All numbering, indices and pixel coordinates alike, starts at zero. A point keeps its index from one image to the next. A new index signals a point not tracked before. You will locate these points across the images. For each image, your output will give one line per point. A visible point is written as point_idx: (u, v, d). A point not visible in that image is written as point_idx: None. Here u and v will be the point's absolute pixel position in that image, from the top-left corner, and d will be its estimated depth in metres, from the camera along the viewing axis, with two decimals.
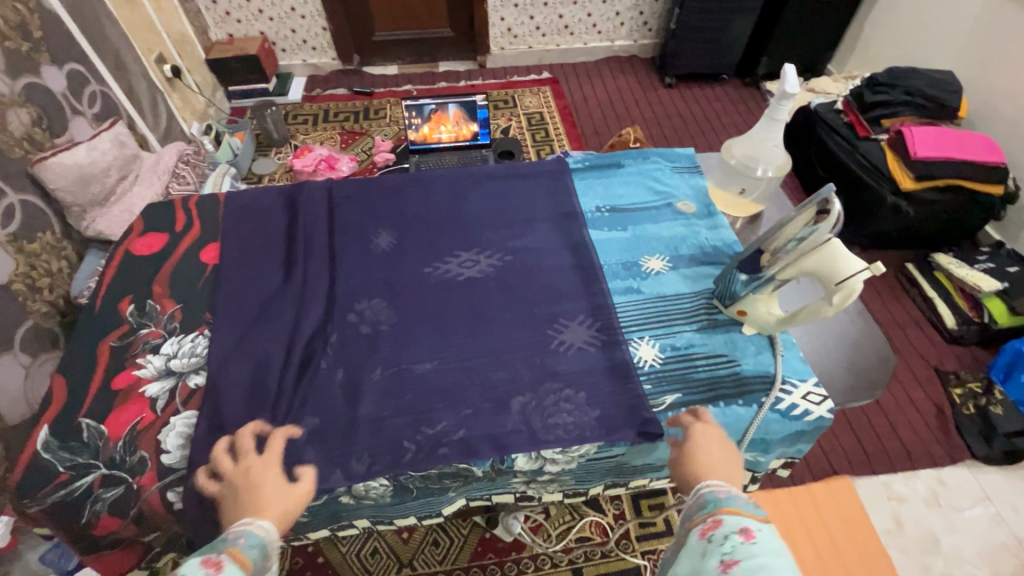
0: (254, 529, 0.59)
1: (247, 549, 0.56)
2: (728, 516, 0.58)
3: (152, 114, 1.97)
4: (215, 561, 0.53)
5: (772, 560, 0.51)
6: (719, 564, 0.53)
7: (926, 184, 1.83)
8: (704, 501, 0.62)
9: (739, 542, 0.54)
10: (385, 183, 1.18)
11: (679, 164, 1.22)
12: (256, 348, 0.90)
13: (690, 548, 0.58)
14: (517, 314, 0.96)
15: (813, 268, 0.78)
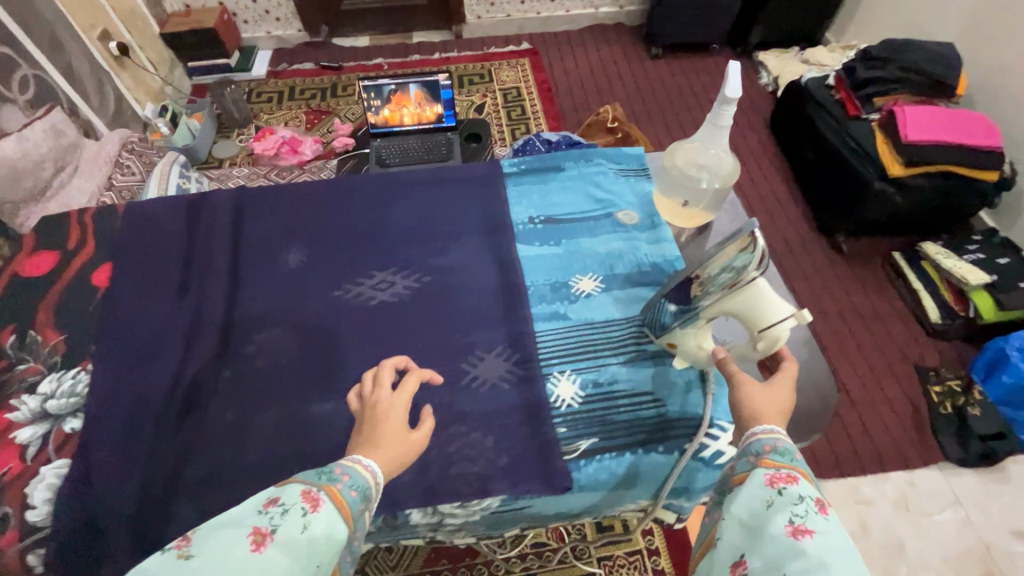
0: (359, 469, 0.60)
1: (347, 492, 0.57)
2: (804, 482, 0.56)
3: (99, 97, 1.81)
4: (318, 495, 0.54)
5: (843, 539, 0.50)
6: (787, 524, 0.51)
7: (917, 169, 1.66)
8: (778, 449, 0.60)
9: (815, 512, 0.52)
10: (303, 190, 1.09)
11: (625, 167, 1.12)
12: (136, 389, 0.83)
13: (753, 489, 0.57)
14: (429, 344, 0.88)
15: (739, 311, 0.70)
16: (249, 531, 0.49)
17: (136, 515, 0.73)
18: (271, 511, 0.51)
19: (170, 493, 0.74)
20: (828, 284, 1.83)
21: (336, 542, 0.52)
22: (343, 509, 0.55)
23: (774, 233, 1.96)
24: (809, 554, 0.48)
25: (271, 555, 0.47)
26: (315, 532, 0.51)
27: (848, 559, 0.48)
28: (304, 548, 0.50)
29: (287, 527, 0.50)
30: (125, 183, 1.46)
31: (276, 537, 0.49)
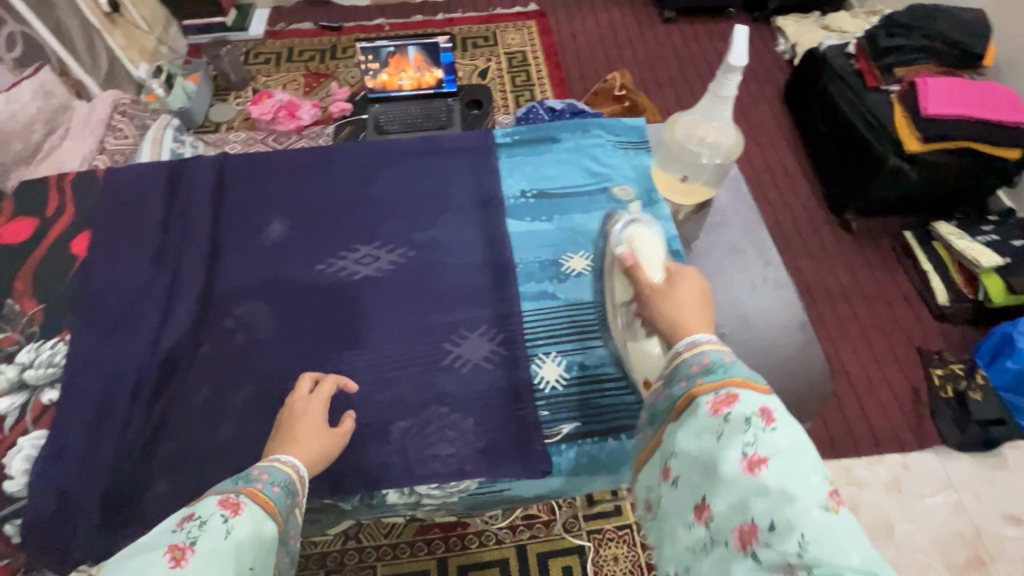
0: (277, 467, 0.59)
1: (269, 490, 0.56)
2: (744, 392, 0.51)
3: (89, 54, 1.74)
4: (237, 499, 0.53)
5: (795, 450, 0.46)
6: (742, 460, 0.47)
7: (935, 146, 1.58)
8: (708, 364, 0.55)
9: (763, 431, 0.48)
10: (286, 159, 1.05)
11: (625, 138, 1.07)
12: (113, 361, 0.83)
13: (698, 423, 0.52)
14: (411, 322, 0.87)
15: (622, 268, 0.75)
16: (165, 550, 0.46)
17: (112, 488, 0.74)
18: (187, 526, 0.49)
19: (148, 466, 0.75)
20: (833, 264, 1.77)
21: (264, 540, 0.52)
22: (268, 506, 0.54)
23: (780, 209, 1.89)
24: (769, 491, 0.44)
25: (196, 567, 0.45)
26: (239, 535, 0.50)
27: (810, 479, 0.44)
28: (233, 551, 0.48)
29: (209, 536, 0.48)
30: (116, 148, 1.36)
31: (198, 547, 0.47)
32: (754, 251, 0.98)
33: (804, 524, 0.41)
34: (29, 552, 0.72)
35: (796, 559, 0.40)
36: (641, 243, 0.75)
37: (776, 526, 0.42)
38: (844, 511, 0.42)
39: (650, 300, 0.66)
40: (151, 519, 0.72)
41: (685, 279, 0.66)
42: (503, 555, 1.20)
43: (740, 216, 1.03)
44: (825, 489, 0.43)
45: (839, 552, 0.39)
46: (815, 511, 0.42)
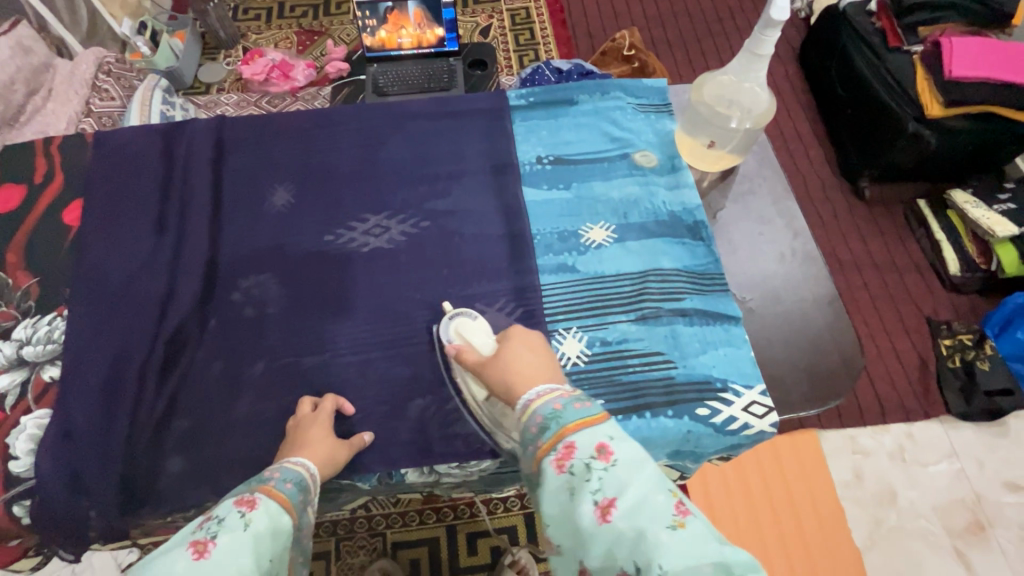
0: (289, 467, 0.60)
1: (282, 486, 0.57)
2: (578, 437, 0.52)
3: (68, 7, 1.61)
4: (251, 496, 0.53)
5: (637, 476, 0.49)
6: (595, 510, 0.48)
7: (955, 111, 1.50)
8: (542, 421, 0.55)
9: (606, 471, 0.49)
10: (285, 122, 0.99)
11: (646, 101, 1.00)
12: (115, 336, 0.79)
13: (551, 488, 0.51)
14: (428, 297, 0.83)
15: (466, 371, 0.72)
16: (186, 545, 0.46)
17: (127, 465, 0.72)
18: (205, 524, 0.49)
19: (159, 444, 0.73)
20: (844, 233, 1.73)
21: (281, 532, 0.52)
22: (284, 500, 0.55)
23: (794, 176, 1.83)
24: (625, 533, 0.46)
25: (219, 558, 0.46)
26: (259, 527, 0.50)
27: (654, 503, 0.47)
28: (252, 544, 0.48)
29: (228, 532, 0.48)
30: (102, 110, 1.28)
31: (218, 541, 0.47)
32: (781, 221, 0.95)
33: (663, 554, 0.44)
34: (43, 531, 0.70)
35: None
36: (471, 330, 0.75)
37: (642, 567, 0.44)
38: (688, 521, 0.46)
39: (491, 379, 0.65)
40: (165, 497, 0.71)
41: (511, 339, 0.68)
42: (512, 522, 1.21)
43: (768, 184, 0.99)
44: (669, 505, 0.47)
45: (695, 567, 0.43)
46: (666, 536, 0.45)
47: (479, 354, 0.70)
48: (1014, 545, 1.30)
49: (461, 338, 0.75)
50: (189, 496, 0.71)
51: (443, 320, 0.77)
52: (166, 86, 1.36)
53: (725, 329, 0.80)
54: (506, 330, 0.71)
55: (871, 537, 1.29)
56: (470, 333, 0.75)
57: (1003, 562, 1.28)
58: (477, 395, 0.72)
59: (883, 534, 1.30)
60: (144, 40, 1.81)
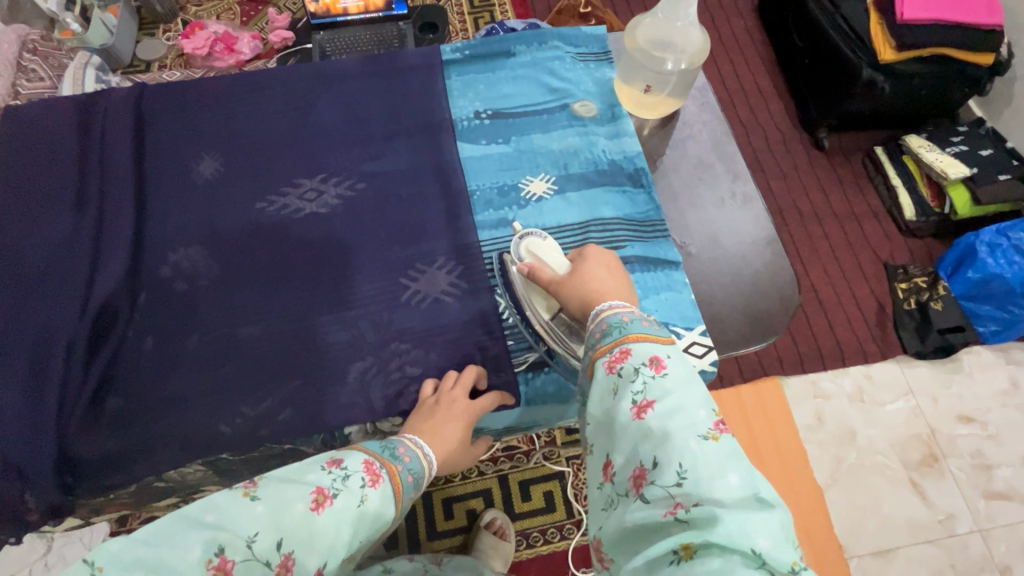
0: (418, 455, 0.61)
1: (404, 475, 0.58)
2: (637, 346, 0.53)
3: None
4: (379, 469, 0.55)
5: (683, 391, 0.49)
6: (632, 407, 0.49)
7: (908, 55, 1.46)
8: (607, 327, 0.56)
9: (652, 378, 0.50)
10: (212, 88, 0.94)
11: (585, 50, 0.98)
12: (40, 316, 0.76)
13: (599, 385, 0.54)
14: (366, 258, 0.81)
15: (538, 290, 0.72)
16: (312, 488, 0.50)
17: (59, 448, 0.69)
18: (335, 472, 0.52)
19: (92, 423, 0.71)
20: (804, 184, 1.70)
21: (381, 524, 0.53)
22: (398, 491, 0.56)
23: (753, 129, 1.78)
24: (653, 431, 0.47)
25: (324, 521, 0.49)
26: (367, 508, 0.52)
27: (690, 415, 0.47)
28: (355, 520, 0.51)
29: (345, 499, 0.51)
30: (31, 91, 1.21)
31: (336, 501, 0.50)
32: (723, 166, 0.95)
33: (686, 457, 0.44)
34: None
35: (677, 491, 0.43)
36: (543, 250, 0.72)
37: (659, 463, 0.45)
38: (723, 437, 0.46)
39: (566, 296, 0.66)
40: (103, 474, 0.69)
41: (590, 259, 0.68)
42: (487, 485, 1.22)
43: (708, 128, 0.99)
44: (708, 420, 0.47)
45: (714, 474, 0.43)
46: (694, 443, 0.45)
47: (553, 273, 0.69)
48: (966, 473, 1.36)
49: (533, 258, 0.73)
50: (127, 473, 0.69)
51: (514, 241, 0.74)
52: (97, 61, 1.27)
53: (666, 275, 0.80)
54: (580, 251, 0.70)
55: (831, 475, 1.34)
56: (542, 251, 0.72)
57: (954, 489, 1.35)
58: (544, 312, 0.72)
59: (843, 471, 1.35)
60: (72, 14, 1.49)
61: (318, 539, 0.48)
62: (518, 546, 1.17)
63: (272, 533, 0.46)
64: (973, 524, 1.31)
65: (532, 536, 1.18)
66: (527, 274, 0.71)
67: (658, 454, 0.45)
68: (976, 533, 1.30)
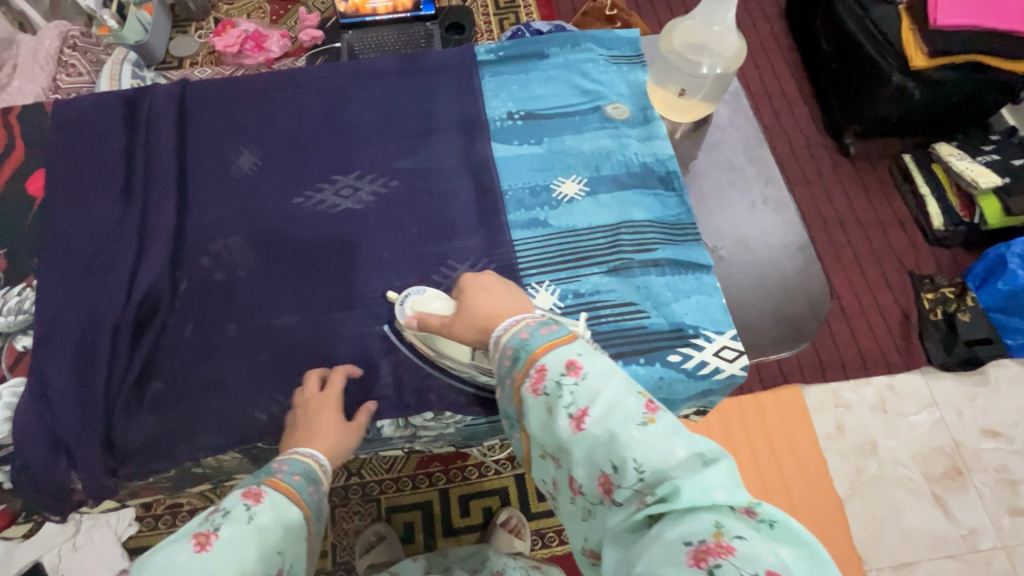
0: (296, 460, 0.61)
1: (289, 478, 0.57)
2: (548, 358, 0.52)
3: None
4: (257, 489, 0.53)
5: (607, 385, 0.49)
6: (570, 422, 0.48)
7: (941, 61, 1.42)
8: (513, 351, 0.55)
9: (576, 385, 0.49)
10: (252, 85, 0.96)
11: (617, 52, 0.99)
12: (87, 302, 0.79)
13: (533, 410, 0.52)
14: (400, 256, 0.83)
15: (441, 345, 0.71)
16: (189, 537, 0.46)
17: (106, 430, 0.72)
18: (211, 515, 0.49)
19: (135, 407, 0.73)
20: (831, 191, 1.68)
21: (288, 527, 0.52)
22: (290, 491, 0.55)
23: (778, 135, 1.76)
24: (599, 438, 0.47)
25: (222, 548, 0.46)
26: (264, 518, 0.50)
27: (624, 408, 0.47)
28: (259, 533, 0.49)
29: (235, 524, 0.48)
30: (70, 85, 1.24)
31: (222, 531, 0.47)
32: (754, 170, 0.96)
33: (635, 449, 0.45)
34: (27, 490, 0.72)
35: (643, 487, 0.43)
36: (427, 301, 0.72)
37: (618, 467, 0.45)
38: (658, 416, 0.47)
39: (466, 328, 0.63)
40: (146, 457, 0.72)
41: (464, 287, 0.66)
42: (503, 484, 1.22)
43: (739, 132, 0.99)
44: (639, 405, 0.48)
45: (665, 454, 0.44)
46: (637, 434, 0.45)
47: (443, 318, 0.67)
48: (990, 488, 1.34)
49: (420, 310, 0.72)
50: (167, 456, 0.72)
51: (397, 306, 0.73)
52: (134, 56, 1.30)
53: (697, 278, 0.80)
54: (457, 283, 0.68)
55: (852, 486, 1.33)
56: (422, 307, 0.72)
57: (978, 503, 1.33)
58: (462, 359, 0.71)
59: (864, 482, 1.33)
60: (109, 12, 1.54)
61: (222, 567, 0.45)
62: (533, 545, 1.18)
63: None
64: (998, 540, 1.29)
65: (547, 536, 1.19)
66: (421, 327, 0.70)
67: (614, 457, 0.45)
68: (1000, 549, 1.28)
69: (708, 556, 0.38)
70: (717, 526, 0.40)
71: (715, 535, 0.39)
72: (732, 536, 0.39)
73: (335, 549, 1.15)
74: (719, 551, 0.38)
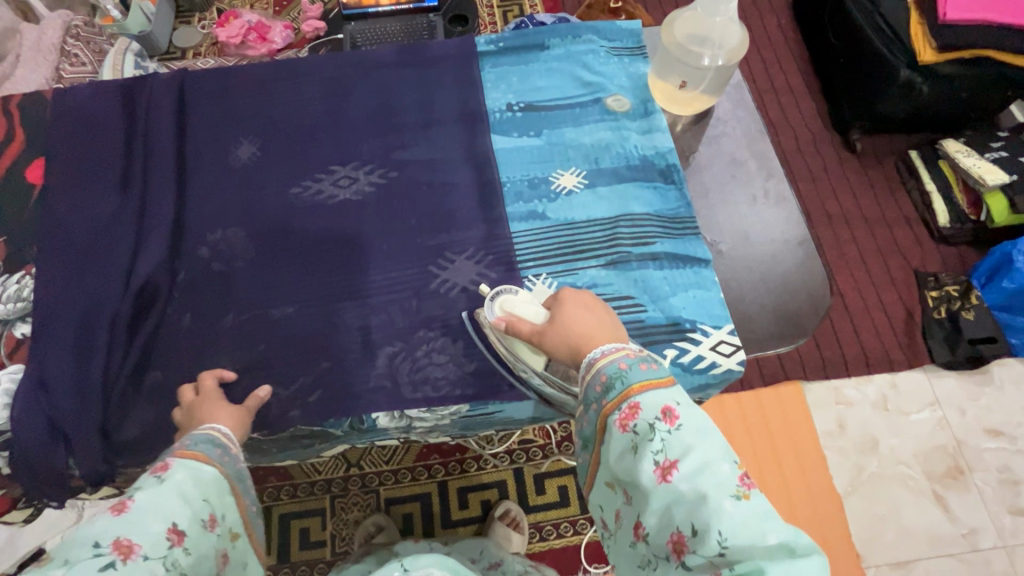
0: (206, 428, 0.62)
1: (198, 444, 0.58)
2: (644, 399, 0.51)
3: None
4: (164, 460, 0.55)
5: (703, 443, 0.47)
6: (655, 469, 0.48)
7: (950, 56, 1.39)
8: (607, 381, 0.55)
9: (669, 434, 0.49)
10: (251, 75, 0.96)
11: (619, 44, 0.98)
12: (84, 291, 0.79)
13: (616, 444, 0.52)
14: (398, 247, 0.83)
15: (519, 344, 0.71)
16: (106, 509, 0.48)
17: (103, 418, 0.72)
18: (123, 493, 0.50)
19: (133, 396, 0.74)
20: (835, 186, 1.66)
21: (206, 481, 0.55)
22: (199, 453, 0.57)
23: (783, 130, 1.74)
24: (684, 494, 0.46)
25: (140, 509, 0.48)
26: (177, 478, 0.52)
27: (717, 474, 0.46)
28: (176, 490, 0.51)
29: (149, 488, 0.50)
30: (74, 75, 1.24)
31: (138, 496, 0.49)
32: (756, 164, 0.95)
33: (722, 521, 0.43)
34: (24, 477, 0.72)
35: (720, 561, 0.42)
36: (516, 304, 0.70)
37: (697, 530, 0.44)
38: (753, 493, 0.45)
39: (548, 340, 0.64)
40: (142, 446, 0.72)
41: (564, 302, 0.67)
42: (502, 477, 1.22)
43: (742, 126, 0.98)
44: (734, 474, 0.46)
45: (752, 536, 0.42)
46: (728, 504, 0.44)
47: (535, 326, 0.67)
48: (991, 487, 1.33)
49: (506, 312, 0.71)
50: (162, 445, 0.72)
51: (486, 302, 0.72)
52: (136, 46, 1.30)
53: (695, 272, 0.80)
54: (555, 296, 0.69)
55: (852, 483, 1.32)
56: (516, 305, 0.70)
57: (979, 502, 1.32)
58: (535, 364, 0.71)
59: (864, 480, 1.33)
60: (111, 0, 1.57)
61: (147, 521, 0.48)
62: (531, 538, 1.18)
63: (85, 541, 0.45)
64: (998, 539, 1.28)
65: (545, 529, 1.19)
66: (505, 328, 0.69)
67: (694, 521, 0.44)
68: (1000, 549, 1.27)
69: None
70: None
71: None
72: None
73: (336, 540, 1.16)
74: None
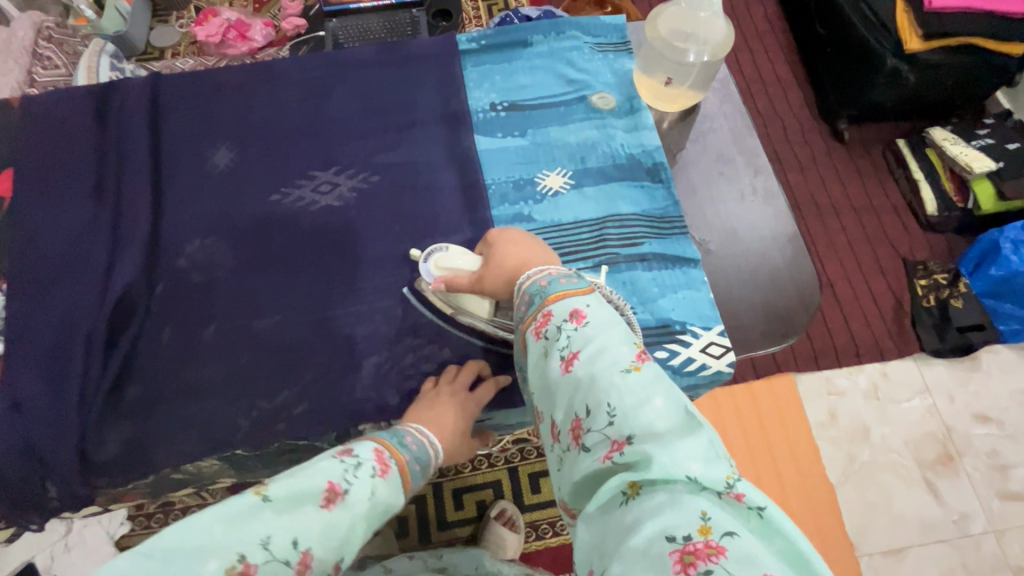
0: (421, 446, 0.63)
1: (411, 464, 0.58)
2: (556, 305, 0.53)
3: None
4: (388, 460, 0.55)
5: (603, 333, 0.49)
6: (561, 362, 0.49)
7: (937, 44, 1.38)
8: (530, 296, 0.57)
9: (575, 330, 0.50)
10: (227, 77, 0.93)
11: (604, 39, 0.96)
12: (58, 306, 0.76)
13: (532, 353, 0.54)
14: (381, 254, 0.81)
15: (461, 297, 0.72)
16: (325, 483, 0.47)
17: (82, 438, 0.70)
18: (346, 460, 0.51)
19: (111, 414, 0.72)
20: (823, 176, 1.66)
21: (390, 511, 0.53)
22: (407, 480, 0.56)
23: (771, 121, 1.73)
24: (583, 379, 0.47)
25: (341, 516, 0.47)
26: (380, 497, 0.51)
27: (613, 354, 0.47)
28: (368, 513, 0.49)
29: (360, 490, 0.49)
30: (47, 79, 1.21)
31: (351, 493, 0.48)
32: (743, 159, 0.94)
33: (612, 395, 0.44)
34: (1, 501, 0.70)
35: (611, 431, 0.43)
36: (453, 258, 0.73)
37: (591, 410, 0.45)
38: (644, 366, 0.46)
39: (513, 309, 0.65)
40: (122, 466, 0.70)
41: (493, 242, 0.69)
42: (496, 477, 1.22)
43: (729, 121, 0.97)
44: (630, 354, 0.48)
45: (640, 403, 0.43)
46: (620, 377, 0.45)
47: (472, 274, 0.69)
48: (981, 473, 1.34)
49: (446, 269, 0.73)
50: (143, 463, 0.70)
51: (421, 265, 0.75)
52: (110, 47, 1.26)
53: (685, 273, 0.79)
54: (483, 239, 0.72)
55: (844, 473, 1.33)
56: (450, 261, 0.73)
57: (969, 488, 1.33)
58: (483, 312, 0.72)
59: (856, 469, 1.33)
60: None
61: (334, 537, 0.46)
62: (528, 538, 1.18)
63: (288, 532, 0.43)
64: (988, 524, 1.30)
65: (541, 528, 1.18)
66: (447, 284, 0.71)
67: (590, 400, 0.46)
68: (990, 534, 1.29)
69: (696, 558, 0.35)
70: (704, 519, 0.37)
71: (703, 533, 0.36)
72: (697, 512, 0.37)
73: None
74: (709, 553, 0.35)
